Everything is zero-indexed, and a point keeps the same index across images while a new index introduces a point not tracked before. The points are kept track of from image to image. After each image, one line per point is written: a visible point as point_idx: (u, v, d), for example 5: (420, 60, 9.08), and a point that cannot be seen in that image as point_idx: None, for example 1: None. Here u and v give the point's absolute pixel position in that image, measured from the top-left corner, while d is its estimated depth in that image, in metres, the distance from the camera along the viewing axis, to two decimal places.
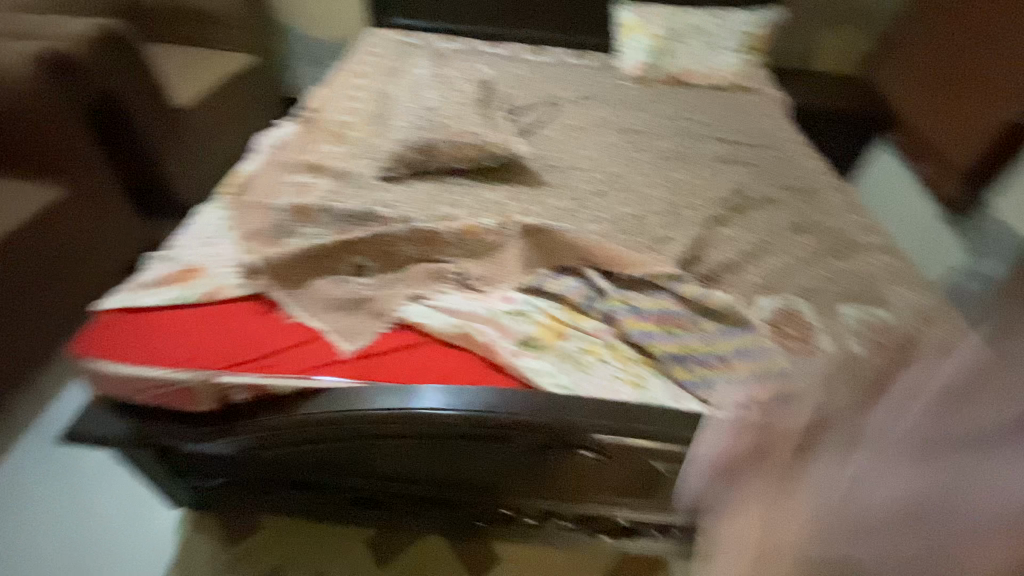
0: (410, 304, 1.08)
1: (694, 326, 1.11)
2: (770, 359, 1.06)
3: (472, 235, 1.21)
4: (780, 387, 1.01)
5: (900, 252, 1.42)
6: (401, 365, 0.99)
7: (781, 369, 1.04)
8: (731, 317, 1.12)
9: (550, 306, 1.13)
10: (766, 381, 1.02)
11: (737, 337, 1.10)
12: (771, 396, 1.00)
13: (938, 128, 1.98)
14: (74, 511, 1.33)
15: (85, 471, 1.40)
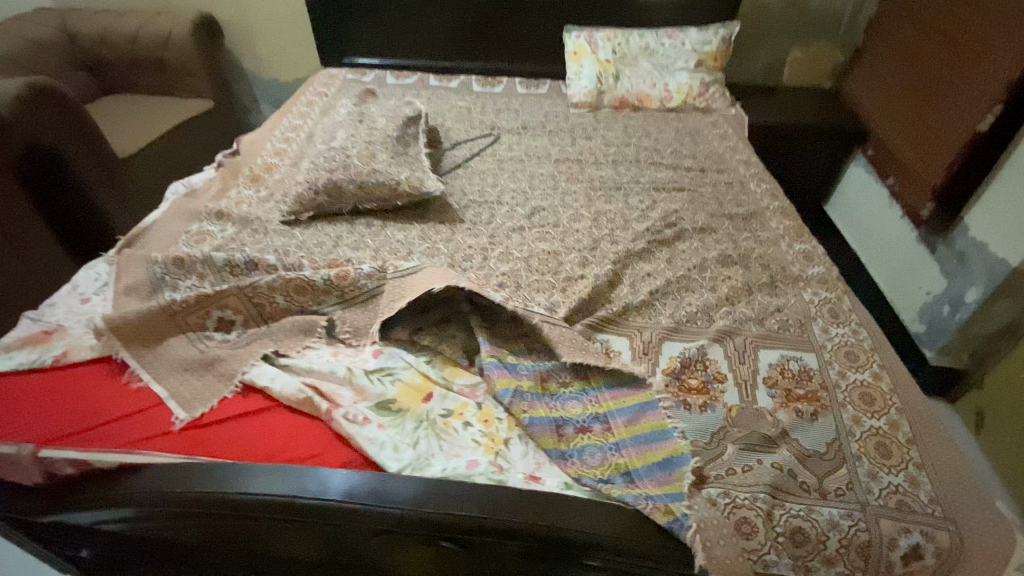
0: (262, 365, 1.00)
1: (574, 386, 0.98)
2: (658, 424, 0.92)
3: (348, 282, 1.13)
4: (664, 456, 0.87)
5: (841, 284, 1.28)
6: (239, 436, 0.91)
7: (669, 434, 0.90)
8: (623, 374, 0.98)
9: (422, 361, 1.02)
10: (647, 449, 0.88)
11: (625, 395, 0.96)
12: (650, 468, 0.85)
13: (906, 138, 1.84)
14: None
15: None
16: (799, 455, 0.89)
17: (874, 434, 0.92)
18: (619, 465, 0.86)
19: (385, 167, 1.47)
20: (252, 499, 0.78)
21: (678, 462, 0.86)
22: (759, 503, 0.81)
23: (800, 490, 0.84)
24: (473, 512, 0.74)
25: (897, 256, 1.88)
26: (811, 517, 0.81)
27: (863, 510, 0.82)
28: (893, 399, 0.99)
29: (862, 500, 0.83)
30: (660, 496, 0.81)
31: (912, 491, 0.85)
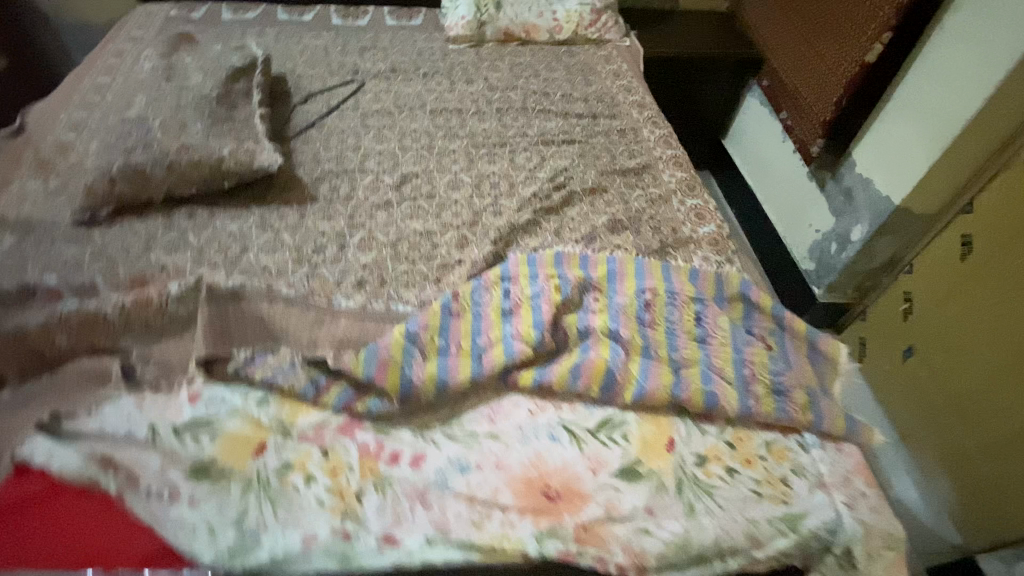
0: (36, 437, 0.75)
1: (501, 358, 0.88)
2: (690, 371, 0.90)
3: (150, 307, 0.88)
4: (697, 331, 0.96)
5: (731, 243, 1.21)
6: (10, 540, 0.69)
7: (713, 378, 0.89)
8: (552, 345, 0.92)
9: (253, 401, 0.83)
10: (728, 379, 0.90)
11: (588, 380, 0.87)
12: (718, 323, 0.97)
13: (802, 83, 1.72)
14: None
15: None
16: (704, 460, 0.82)
17: (784, 424, 0.87)
18: (763, 383, 0.90)
19: (202, 141, 1.18)
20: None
21: (711, 312, 0.99)
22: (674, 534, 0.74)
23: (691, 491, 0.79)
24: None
25: (791, 191, 1.86)
26: (724, 531, 0.75)
27: (743, 504, 0.78)
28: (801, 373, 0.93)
29: (741, 495, 0.79)
30: (782, 345, 0.98)
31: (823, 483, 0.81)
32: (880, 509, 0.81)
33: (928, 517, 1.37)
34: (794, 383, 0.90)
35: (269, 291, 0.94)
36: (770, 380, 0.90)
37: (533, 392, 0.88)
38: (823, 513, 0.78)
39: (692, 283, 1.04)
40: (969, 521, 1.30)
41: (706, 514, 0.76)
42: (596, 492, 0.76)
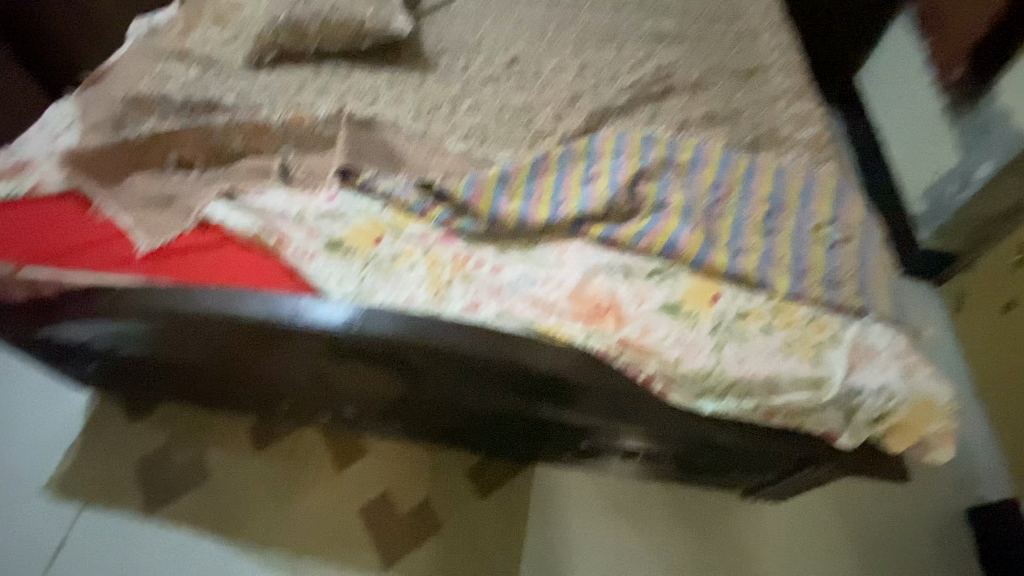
0: (216, 201, 1.01)
1: (574, 208, 0.99)
2: (748, 256, 0.96)
3: (303, 127, 1.10)
4: (768, 223, 1.00)
5: (828, 148, 1.20)
6: (200, 265, 0.95)
7: (770, 264, 0.95)
8: (624, 207, 1.01)
9: (373, 207, 1.03)
10: (784, 266, 0.95)
11: (650, 241, 0.97)
12: (788, 217, 1.01)
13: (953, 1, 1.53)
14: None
15: (8, 372, 1.39)
16: (745, 316, 0.90)
17: (834, 303, 0.91)
18: (817, 272, 0.94)
19: (349, 3, 1.35)
20: (225, 314, 0.83)
21: (784, 208, 1.02)
22: (699, 359, 0.85)
23: (729, 334, 0.88)
24: (468, 343, 0.81)
25: (918, 130, 1.68)
26: (744, 374, 0.84)
27: (773, 353, 0.86)
28: (861, 265, 0.96)
29: (771, 347, 0.86)
30: (861, 242, 1.00)
31: (864, 353, 0.86)
32: (920, 388, 0.84)
33: (985, 468, 1.39)
34: (846, 275, 0.94)
35: (394, 124, 1.11)
36: (825, 270, 0.94)
37: (599, 242, 0.99)
38: (845, 381, 0.83)
39: (773, 183, 1.07)
40: None
41: (735, 353, 0.86)
42: (635, 317, 0.89)
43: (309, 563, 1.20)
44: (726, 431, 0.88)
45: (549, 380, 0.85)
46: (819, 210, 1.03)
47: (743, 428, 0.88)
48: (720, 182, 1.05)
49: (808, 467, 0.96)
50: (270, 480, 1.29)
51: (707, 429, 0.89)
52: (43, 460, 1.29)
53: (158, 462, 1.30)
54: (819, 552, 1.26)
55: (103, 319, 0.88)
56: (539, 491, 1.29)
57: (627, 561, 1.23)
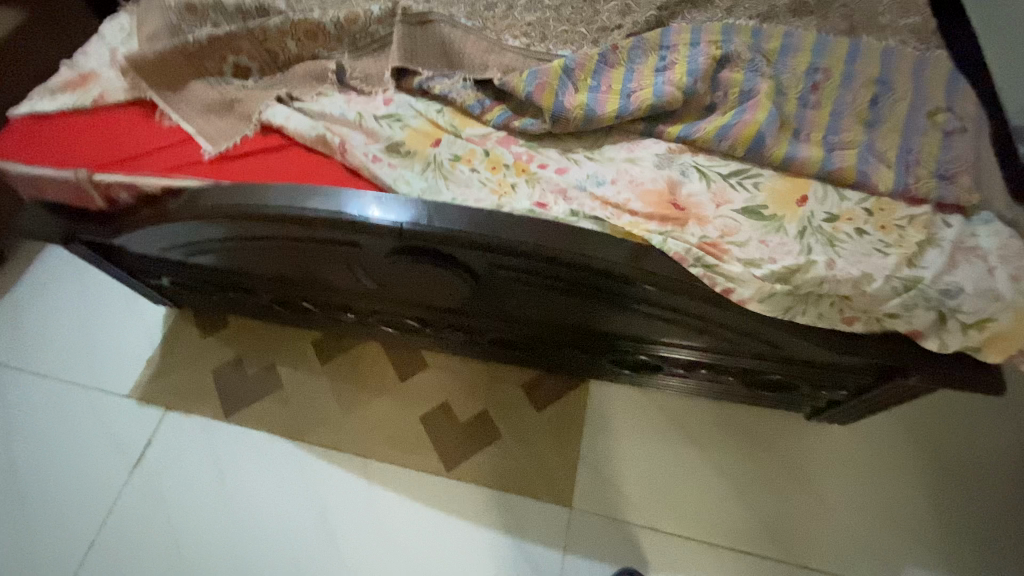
0: (276, 106, 1.00)
1: (649, 99, 0.90)
2: (845, 152, 0.86)
3: (357, 27, 1.05)
4: (867, 117, 0.90)
5: (940, 35, 1.04)
6: (266, 169, 0.96)
7: (871, 160, 0.85)
8: (702, 104, 0.92)
9: (432, 109, 0.98)
10: (887, 162, 0.85)
11: (737, 136, 0.87)
12: (893, 109, 0.90)
13: None
14: (86, 317, 1.44)
15: (95, 286, 1.48)
16: (836, 218, 0.82)
17: (939, 202, 0.82)
18: (926, 167, 0.84)
19: None
20: (293, 211, 0.83)
21: (888, 99, 0.91)
22: (787, 259, 0.78)
23: (819, 234, 0.81)
24: (533, 240, 0.78)
25: None
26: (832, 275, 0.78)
27: (867, 254, 0.78)
28: (976, 160, 0.86)
29: (866, 247, 0.79)
30: (979, 135, 0.88)
31: (971, 254, 0.78)
32: None
33: None
34: (959, 170, 0.84)
35: (450, 19, 1.04)
36: (934, 164, 0.84)
37: (675, 143, 0.92)
38: (947, 283, 0.76)
39: (873, 74, 0.95)
40: None
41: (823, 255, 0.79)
42: (714, 218, 0.83)
43: (377, 463, 1.27)
44: (810, 336, 0.84)
45: (617, 282, 0.82)
46: (929, 101, 0.91)
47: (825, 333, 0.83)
48: (813, 73, 0.94)
49: (895, 377, 0.91)
50: (336, 389, 1.35)
51: (785, 336, 0.85)
52: (130, 366, 1.38)
53: (233, 372, 1.38)
54: (891, 474, 1.19)
55: (181, 220, 0.91)
56: (595, 407, 1.30)
57: (686, 474, 1.22)
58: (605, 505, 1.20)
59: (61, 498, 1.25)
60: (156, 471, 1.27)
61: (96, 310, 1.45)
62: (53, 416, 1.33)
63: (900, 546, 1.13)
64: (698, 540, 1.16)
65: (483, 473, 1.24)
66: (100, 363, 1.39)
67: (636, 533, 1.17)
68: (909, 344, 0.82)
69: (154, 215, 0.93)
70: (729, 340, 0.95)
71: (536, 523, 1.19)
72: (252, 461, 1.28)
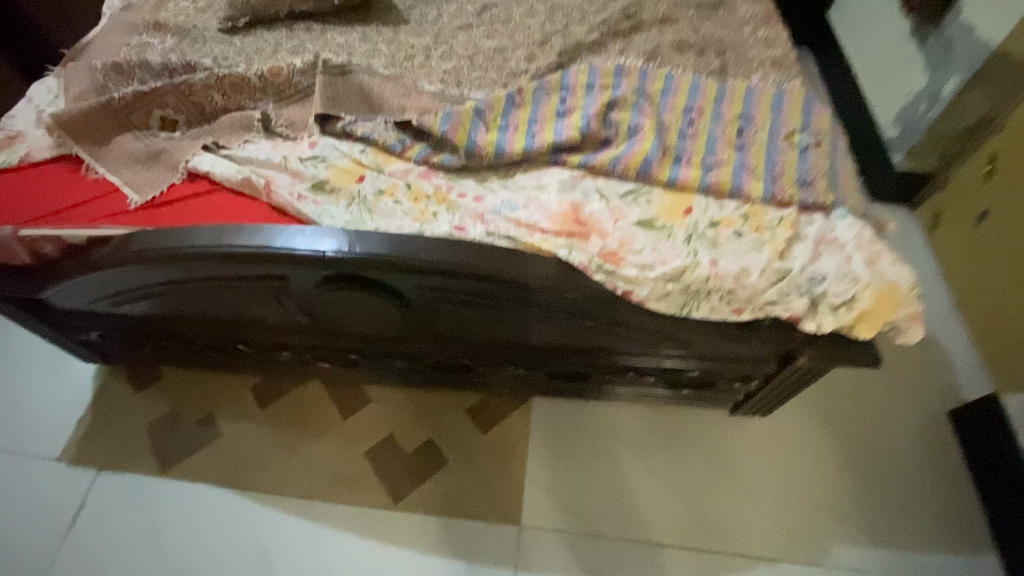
0: (203, 154, 1.05)
1: (550, 138, 1.01)
2: (721, 169, 1.00)
3: (280, 79, 1.12)
4: (738, 140, 1.04)
5: (795, 68, 1.22)
6: (195, 212, 0.99)
7: (744, 174, 0.99)
8: (599, 135, 1.03)
9: (355, 150, 1.05)
10: (756, 175, 0.99)
11: (627, 164, 1.00)
12: (758, 133, 1.05)
13: None
14: (9, 381, 1.38)
15: (18, 348, 1.42)
16: (717, 224, 0.94)
17: (801, 204, 0.95)
18: (788, 177, 0.98)
19: None
20: (218, 248, 0.86)
21: (753, 125, 1.06)
22: (676, 261, 0.89)
23: (702, 239, 0.92)
24: (449, 259, 0.84)
25: (887, 56, 1.70)
26: (717, 272, 0.88)
27: (742, 252, 0.90)
28: (829, 169, 1.00)
29: (740, 247, 0.91)
30: (829, 150, 1.03)
31: (828, 246, 0.91)
32: (881, 274, 0.88)
33: (965, 374, 1.43)
34: (818, 176, 0.98)
35: (368, 69, 1.13)
36: (795, 174, 0.98)
37: (577, 169, 1.02)
38: (809, 272, 0.88)
39: (742, 102, 1.10)
40: (1010, 372, 1.34)
41: (708, 256, 0.90)
42: (613, 232, 0.92)
43: (322, 501, 1.26)
44: (705, 330, 0.93)
45: (534, 293, 0.88)
46: (787, 125, 1.06)
47: (721, 328, 0.93)
48: (690, 106, 1.09)
49: (792, 359, 1.00)
50: (278, 432, 1.33)
51: (688, 331, 0.94)
52: (57, 428, 1.32)
53: (168, 424, 1.34)
54: (809, 458, 1.30)
55: (106, 266, 0.92)
56: (537, 423, 1.34)
57: (626, 478, 1.27)
58: (552, 516, 1.23)
59: None
60: (86, 537, 1.20)
61: (19, 374, 1.38)
62: None
63: (824, 525, 1.23)
64: (644, 542, 1.21)
65: (432, 500, 1.25)
66: (24, 428, 1.32)
67: (586, 543, 1.21)
68: (795, 326, 0.92)
69: (78, 264, 0.94)
70: (643, 342, 1.04)
71: (488, 544, 1.20)
72: (191, 513, 1.24)
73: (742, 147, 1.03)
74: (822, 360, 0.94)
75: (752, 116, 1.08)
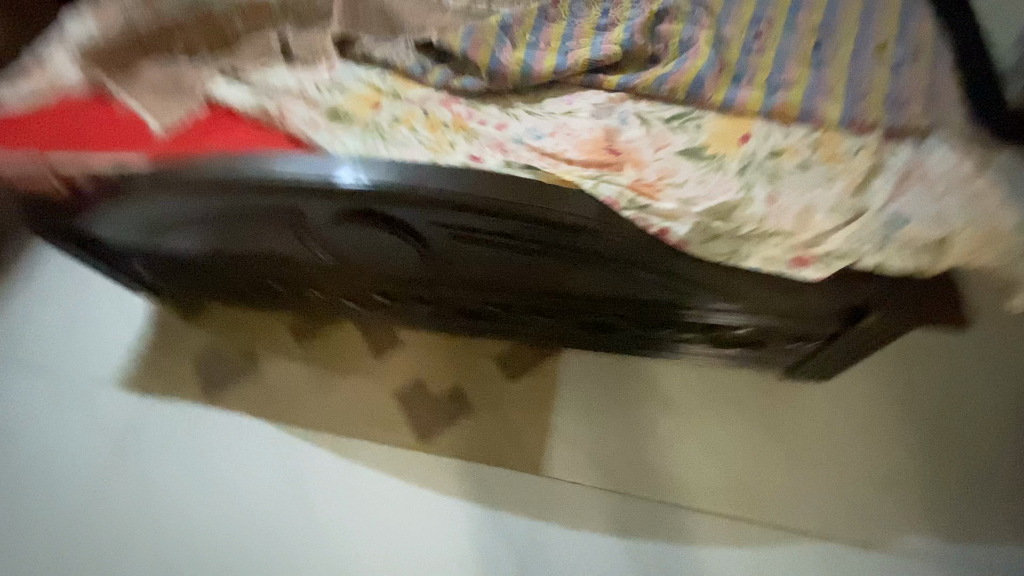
0: (223, 83, 1.01)
1: (586, 55, 0.89)
2: (790, 90, 0.84)
3: (300, 2, 1.06)
4: (814, 55, 0.87)
5: None
6: (214, 142, 0.96)
7: (817, 95, 0.82)
8: (644, 52, 0.89)
9: (374, 76, 0.98)
10: (834, 96, 0.82)
11: (674, 84, 0.86)
12: (840, 47, 0.87)
13: None
14: (73, 312, 1.47)
15: (80, 281, 1.50)
16: (778, 154, 0.79)
17: (887, 130, 0.79)
18: (874, 97, 0.81)
19: None
20: (227, 176, 0.83)
21: (835, 37, 0.88)
22: (723, 197, 0.76)
23: (758, 172, 0.78)
24: (462, 191, 0.76)
25: None
26: (773, 210, 0.75)
27: (805, 188, 0.76)
28: (929, 90, 0.82)
29: (803, 183, 0.76)
30: (930, 66, 0.85)
31: (917, 182, 0.75)
32: (984, 217, 0.72)
33: None
34: (912, 96, 0.81)
35: None
36: (883, 94, 0.81)
37: (616, 92, 0.89)
38: (887, 212, 0.73)
39: (823, 10, 0.92)
40: None
41: (764, 191, 0.76)
42: (651, 163, 0.80)
43: (351, 440, 1.27)
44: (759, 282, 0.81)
45: (554, 233, 0.79)
46: (878, 36, 0.88)
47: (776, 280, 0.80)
48: (758, 17, 0.92)
49: (859, 319, 0.87)
50: (310, 371, 1.35)
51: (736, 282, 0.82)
52: (115, 357, 1.41)
53: (211, 358, 1.39)
54: (872, 432, 1.16)
55: (128, 196, 0.91)
56: (568, 377, 1.27)
57: (661, 440, 1.20)
58: (578, 472, 1.18)
59: (51, 488, 1.28)
60: (141, 457, 1.29)
61: (82, 306, 1.47)
62: (44, 412, 1.36)
63: (884, 505, 1.10)
64: (676, 505, 1.14)
65: (455, 446, 1.23)
66: (87, 356, 1.41)
67: (613, 502, 1.15)
68: (865, 277, 0.77)
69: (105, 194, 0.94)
70: (684, 295, 0.93)
71: (510, 494, 1.18)
72: (233, 443, 1.30)
73: (819, 63, 0.86)
74: (896, 319, 0.80)
75: (835, 26, 0.90)
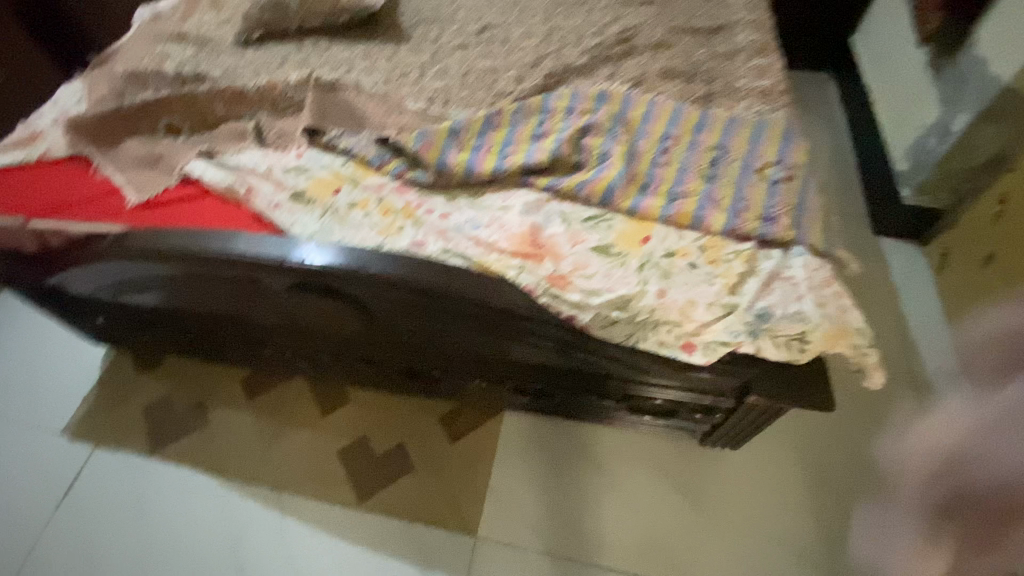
0: (197, 159, 1.12)
1: (520, 160, 1.04)
2: (686, 200, 1.00)
3: (276, 94, 1.20)
4: (710, 170, 1.03)
5: (785, 99, 1.20)
6: (185, 215, 1.06)
7: (708, 205, 0.99)
8: (569, 159, 1.05)
9: (337, 163, 1.11)
10: (721, 207, 0.99)
11: (592, 190, 1.01)
12: (731, 164, 1.04)
13: None
14: (28, 357, 1.50)
15: (39, 328, 1.54)
16: (672, 254, 0.94)
17: (761, 239, 0.95)
18: (754, 210, 0.98)
19: None
20: (191, 250, 0.92)
21: (728, 156, 1.06)
22: (623, 290, 0.90)
23: (655, 270, 0.92)
24: (398, 275, 0.87)
25: (903, 91, 1.69)
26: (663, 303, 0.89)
27: (691, 286, 0.90)
28: (799, 207, 0.99)
29: (691, 281, 0.91)
30: (801, 186, 1.02)
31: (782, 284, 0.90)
32: (832, 317, 0.87)
33: None
34: (783, 212, 0.97)
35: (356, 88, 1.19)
36: (762, 207, 0.98)
37: (544, 192, 1.04)
38: (755, 309, 0.88)
39: (721, 132, 1.10)
40: None
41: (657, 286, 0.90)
42: (567, 256, 0.94)
43: (292, 495, 1.31)
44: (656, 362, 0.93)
45: (480, 312, 0.90)
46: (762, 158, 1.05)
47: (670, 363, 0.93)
48: (667, 134, 1.09)
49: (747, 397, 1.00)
50: (259, 424, 1.40)
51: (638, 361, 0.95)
52: (65, 405, 1.43)
53: (161, 408, 1.42)
54: (778, 496, 1.27)
55: (97, 260, 1.00)
56: (506, 438, 1.35)
57: (588, 500, 1.27)
58: (508, 530, 1.25)
59: None
60: (80, 506, 1.30)
61: (38, 352, 1.50)
62: None
63: (787, 567, 1.19)
64: (599, 565, 1.21)
65: (394, 503, 1.28)
66: (37, 403, 1.43)
67: (540, 560, 1.21)
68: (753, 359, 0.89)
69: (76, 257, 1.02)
70: (601, 368, 1.04)
71: (442, 552, 1.23)
72: (174, 493, 1.31)
73: (713, 177, 1.03)
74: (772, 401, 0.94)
75: (728, 146, 1.07)
